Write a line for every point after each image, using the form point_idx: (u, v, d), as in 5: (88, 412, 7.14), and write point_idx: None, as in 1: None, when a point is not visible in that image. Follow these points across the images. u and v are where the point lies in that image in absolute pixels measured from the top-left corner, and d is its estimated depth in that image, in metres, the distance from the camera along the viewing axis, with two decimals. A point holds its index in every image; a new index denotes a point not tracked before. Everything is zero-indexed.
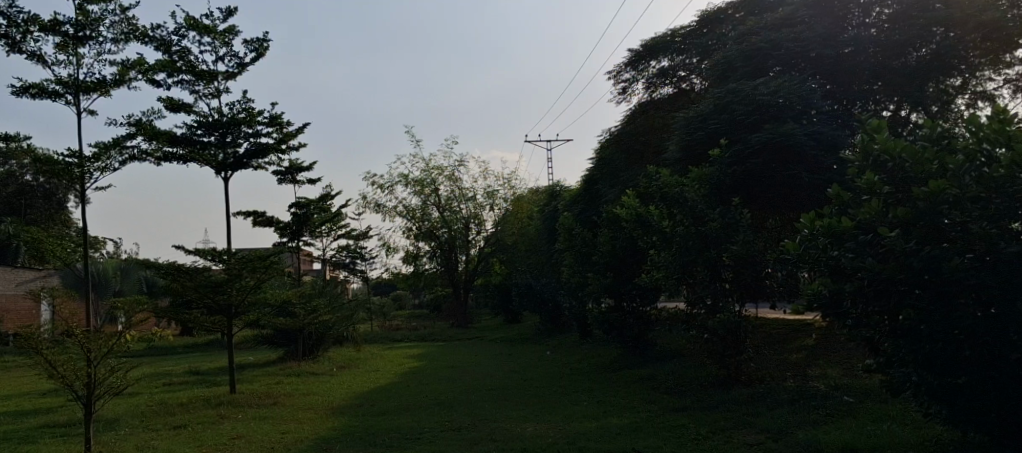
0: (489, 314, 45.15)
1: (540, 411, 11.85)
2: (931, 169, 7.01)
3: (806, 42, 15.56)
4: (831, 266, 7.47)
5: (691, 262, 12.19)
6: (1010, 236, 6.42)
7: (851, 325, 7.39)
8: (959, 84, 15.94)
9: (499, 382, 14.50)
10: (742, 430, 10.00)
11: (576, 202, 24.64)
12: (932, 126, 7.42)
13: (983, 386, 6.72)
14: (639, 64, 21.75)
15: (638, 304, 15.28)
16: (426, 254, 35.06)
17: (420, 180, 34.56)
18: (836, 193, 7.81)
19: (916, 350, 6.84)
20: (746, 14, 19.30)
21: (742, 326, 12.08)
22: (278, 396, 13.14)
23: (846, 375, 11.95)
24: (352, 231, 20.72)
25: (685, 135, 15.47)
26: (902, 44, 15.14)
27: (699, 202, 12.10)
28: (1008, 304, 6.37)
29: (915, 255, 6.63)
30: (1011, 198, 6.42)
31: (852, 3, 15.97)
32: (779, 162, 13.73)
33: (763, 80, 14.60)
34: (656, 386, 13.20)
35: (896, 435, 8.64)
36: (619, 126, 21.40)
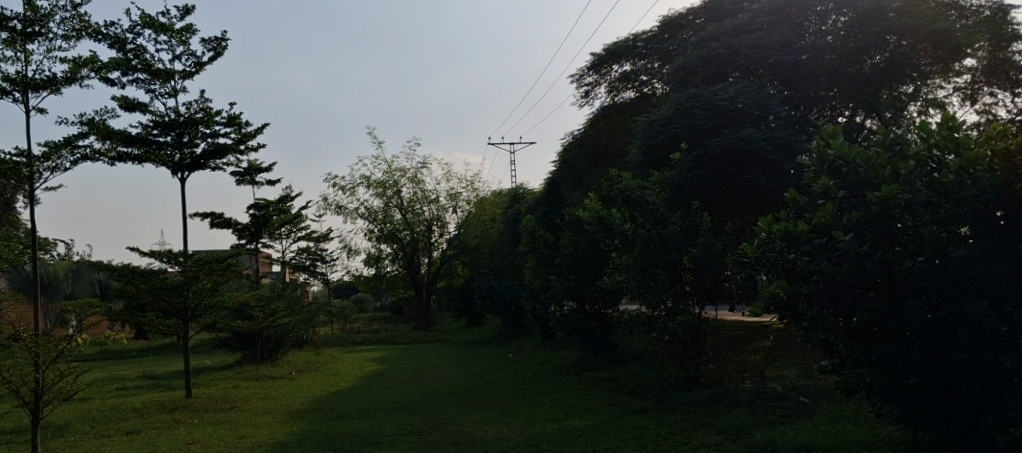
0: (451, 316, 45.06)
1: (501, 413, 11.86)
2: (884, 174, 7.16)
3: (764, 48, 15.84)
4: (787, 269, 7.58)
5: (653, 264, 12.30)
6: (959, 240, 6.60)
7: (806, 326, 7.50)
8: (911, 92, 16.29)
9: (461, 385, 14.49)
10: (701, 431, 10.12)
11: (539, 205, 24.70)
12: (885, 132, 7.61)
13: (932, 386, 6.89)
14: (601, 67, 21.90)
15: (600, 307, 15.37)
16: (388, 257, 34.77)
17: (382, 182, 34.36)
18: (792, 197, 7.92)
19: (869, 352, 6.96)
20: (706, 20, 19.57)
21: (702, 328, 12.24)
22: (236, 400, 12.95)
23: (802, 376, 12.18)
24: (312, 233, 20.50)
25: (646, 139, 15.61)
26: (857, 51, 15.50)
27: (660, 205, 12.23)
28: (956, 305, 6.53)
29: (869, 258, 6.75)
30: (960, 203, 6.59)
31: (809, 9, 16.28)
32: (738, 167, 13.93)
33: (723, 86, 14.82)
34: (618, 387, 13.28)
35: (849, 434, 8.83)
36: (581, 129, 21.53)
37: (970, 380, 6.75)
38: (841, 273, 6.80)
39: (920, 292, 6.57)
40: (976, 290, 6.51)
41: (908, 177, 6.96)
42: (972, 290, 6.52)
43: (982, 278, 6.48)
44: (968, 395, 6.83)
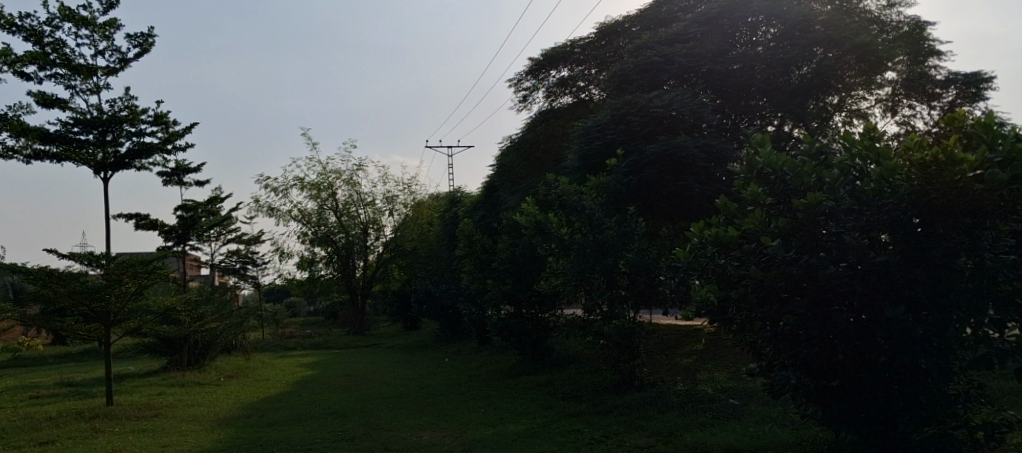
0: (387, 321, 44.66)
1: (436, 418, 11.76)
2: (810, 182, 7.34)
3: (697, 58, 16.19)
4: (717, 273, 7.71)
5: (589, 269, 12.37)
6: (880, 247, 6.85)
7: (736, 330, 7.67)
8: (836, 103, 17.02)
9: (396, 390, 14.33)
10: (634, 433, 10.23)
11: (476, 209, 24.72)
12: (811, 142, 7.78)
13: (854, 387, 7.11)
14: (539, 73, 22.03)
15: (537, 311, 15.44)
16: (322, 260, 34.10)
17: (316, 184, 33.87)
18: (723, 204, 7.97)
19: (795, 354, 7.14)
20: (641, 28, 19.92)
21: (636, 332, 12.41)
22: (159, 408, 12.53)
23: (731, 379, 12.48)
24: (242, 235, 20.02)
25: (583, 145, 15.74)
26: (785, 62, 15.97)
27: (596, 209, 12.35)
28: (876, 310, 6.76)
29: (794, 264, 6.93)
30: (878, 211, 6.79)
31: (740, 21, 16.67)
32: (673, 173, 14.19)
33: (658, 93, 15.11)
34: (554, 391, 13.34)
35: (774, 435, 9.05)
36: (519, 134, 21.62)
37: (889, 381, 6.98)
38: (768, 278, 6.96)
39: (842, 296, 6.76)
40: (894, 295, 6.73)
41: (832, 184, 7.16)
42: (891, 294, 6.76)
43: (901, 283, 6.71)
44: (887, 396, 7.07)
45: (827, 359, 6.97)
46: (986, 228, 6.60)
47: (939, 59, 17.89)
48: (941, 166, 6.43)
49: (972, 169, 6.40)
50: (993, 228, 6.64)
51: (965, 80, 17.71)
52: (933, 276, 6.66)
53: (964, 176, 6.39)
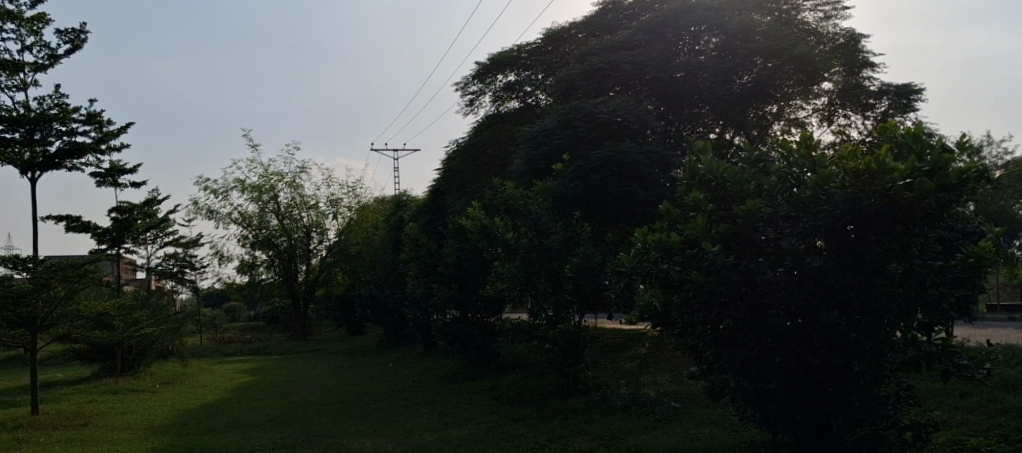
0: (330, 326, 44.08)
1: (378, 424, 11.61)
2: (749, 189, 7.48)
3: (643, 65, 16.45)
4: (660, 278, 7.77)
5: (535, 273, 12.37)
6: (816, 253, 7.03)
7: (678, 334, 7.76)
8: (775, 111, 17.48)
9: (339, 395, 14.11)
10: (578, 437, 10.27)
11: (421, 213, 24.56)
12: (750, 150, 7.94)
13: (792, 389, 7.24)
14: (486, 77, 22.11)
15: (483, 315, 15.51)
16: (263, 264, 33.47)
17: (258, 186, 33.25)
18: (665, 210, 8.10)
19: (735, 358, 7.25)
20: (587, 35, 20.17)
21: (581, 336, 12.47)
22: (90, 416, 12.09)
23: (673, 382, 12.65)
24: (180, 238, 19.51)
25: (530, 150, 15.78)
26: (728, 71, 16.37)
27: (542, 214, 12.41)
28: (812, 314, 6.89)
29: (734, 268, 7.01)
30: (814, 218, 6.94)
31: (683, 30, 16.98)
32: (617, 179, 14.35)
33: (603, 100, 15.33)
34: (498, 396, 13.31)
35: (714, 437, 9.19)
36: (466, 137, 21.62)
37: (824, 384, 7.15)
38: (709, 283, 7.03)
39: (780, 301, 6.90)
40: (829, 299, 6.91)
41: (771, 191, 7.32)
42: (827, 299, 6.89)
43: (836, 287, 6.84)
44: (821, 398, 7.24)
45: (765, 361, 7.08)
46: (915, 235, 6.82)
47: (872, 70, 18.45)
48: (873, 174, 6.62)
49: (903, 177, 6.56)
50: (921, 235, 6.87)
51: (895, 92, 17.86)
52: (866, 282, 6.85)
53: (895, 184, 6.56)
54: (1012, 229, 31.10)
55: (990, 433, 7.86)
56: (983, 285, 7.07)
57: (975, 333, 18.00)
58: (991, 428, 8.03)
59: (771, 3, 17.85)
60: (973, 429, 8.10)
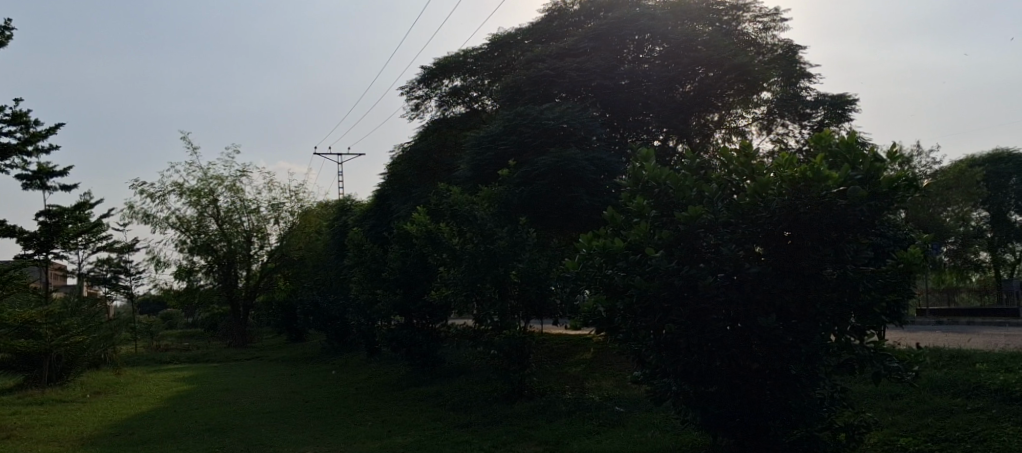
0: (271, 333, 43.26)
1: (320, 433, 11.42)
2: (690, 196, 7.56)
3: (588, 73, 16.64)
4: (605, 284, 7.79)
5: (480, 279, 12.32)
6: (754, 259, 7.13)
7: (621, 338, 7.81)
8: (716, 120, 17.91)
9: (280, 404, 13.84)
10: (522, 443, 10.26)
11: (366, 218, 24.31)
12: (691, 157, 8.07)
13: (730, 393, 7.35)
14: (432, 81, 22.00)
15: (427, 322, 15.31)
16: (202, 269, 32.64)
17: (197, 190, 32.43)
18: (610, 215, 8.16)
19: (677, 362, 7.33)
20: (533, 41, 20.33)
21: (527, 342, 12.47)
22: (14, 429, 11.59)
23: (617, 386, 12.77)
24: (114, 244, 18.88)
25: (475, 155, 15.76)
26: (670, 80, 16.73)
27: (488, 220, 12.37)
28: (750, 318, 7.00)
29: (676, 274, 7.03)
30: (753, 224, 7.03)
31: (628, 38, 17.21)
32: (562, 185, 14.43)
33: (548, 106, 15.59)
34: (443, 402, 13.22)
35: (656, 441, 9.26)
36: (411, 142, 21.54)
37: (763, 387, 7.27)
38: (652, 288, 7.06)
39: (721, 305, 6.98)
40: (767, 304, 7.02)
41: (711, 198, 7.41)
42: (764, 304, 7.01)
43: (773, 293, 6.97)
44: (760, 401, 7.36)
45: (705, 366, 7.16)
46: (849, 242, 7.00)
47: (810, 81, 19.00)
48: (810, 182, 6.74)
49: (837, 185, 6.72)
50: (854, 242, 7.05)
51: (831, 102, 18.42)
52: (803, 286, 6.99)
53: (830, 192, 6.70)
54: (939, 235, 32.52)
55: (918, 433, 8.12)
56: (911, 290, 7.30)
57: (905, 336, 18.65)
58: (919, 428, 8.29)
59: (711, 14, 18.32)
60: (903, 429, 8.34)
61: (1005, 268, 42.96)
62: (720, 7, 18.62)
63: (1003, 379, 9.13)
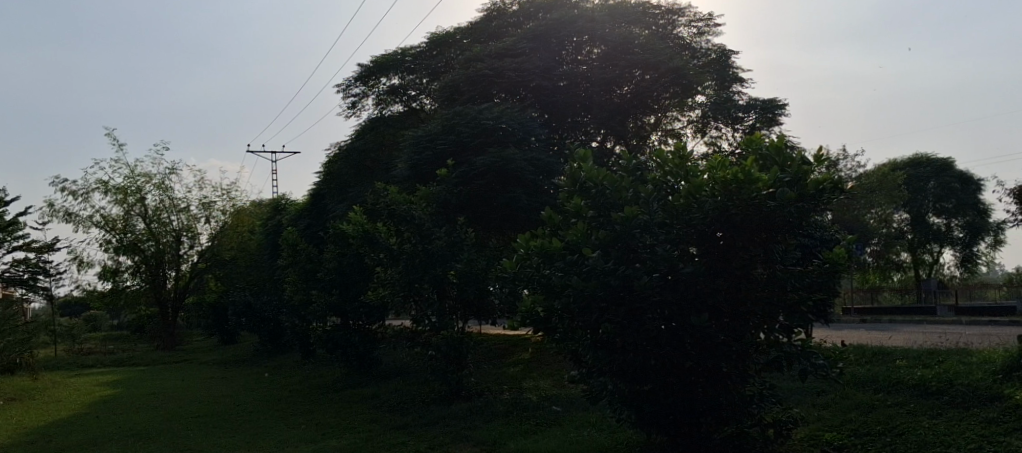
0: (202, 335, 42.04)
1: (251, 437, 11.14)
2: (627, 196, 7.62)
3: (526, 73, 16.72)
4: (542, 283, 7.80)
5: (417, 279, 12.19)
6: (688, 259, 7.21)
7: (558, 338, 7.84)
8: (653, 122, 18.19)
9: (208, 408, 13.45)
10: (458, 444, 10.19)
11: (301, 217, 23.88)
12: (628, 158, 8.16)
13: (664, 392, 7.43)
14: (369, 79, 21.74)
15: (364, 322, 15.10)
16: (128, 270, 31.49)
17: (123, 188, 31.26)
18: (548, 216, 8.17)
19: (612, 361, 7.38)
20: (473, 41, 20.33)
21: (465, 342, 12.42)
22: None
23: (554, 386, 12.83)
24: (32, 244, 18.01)
25: (413, 154, 15.64)
26: (607, 81, 17.00)
27: (426, 219, 12.24)
28: (684, 318, 7.08)
29: (613, 274, 7.06)
30: (687, 225, 7.10)
31: (566, 39, 17.37)
32: (501, 185, 14.45)
33: (487, 106, 15.65)
34: (379, 404, 13.06)
35: (591, 440, 9.28)
36: (348, 141, 21.26)
37: (696, 384, 7.36)
38: (589, 288, 7.07)
39: (656, 305, 7.04)
40: (701, 304, 7.12)
41: (646, 199, 7.48)
42: (697, 303, 7.09)
43: (706, 292, 7.05)
44: (694, 399, 7.44)
45: (640, 364, 7.23)
46: (778, 242, 7.16)
47: (743, 85, 19.49)
48: (740, 184, 6.80)
49: (765, 187, 6.81)
50: (784, 242, 7.19)
51: (762, 106, 18.94)
52: (735, 286, 7.11)
53: (759, 194, 6.79)
54: (862, 236, 33.83)
55: (842, 428, 8.38)
56: (836, 288, 7.54)
57: (832, 335, 19.24)
58: (844, 423, 8.54)
59: (648, 18, 18.65)
60: (828, 425, 8.59)
61: (923, 268, 44.93)
62: (656, 11, 18.97)
63: (920, 375, 9.51)
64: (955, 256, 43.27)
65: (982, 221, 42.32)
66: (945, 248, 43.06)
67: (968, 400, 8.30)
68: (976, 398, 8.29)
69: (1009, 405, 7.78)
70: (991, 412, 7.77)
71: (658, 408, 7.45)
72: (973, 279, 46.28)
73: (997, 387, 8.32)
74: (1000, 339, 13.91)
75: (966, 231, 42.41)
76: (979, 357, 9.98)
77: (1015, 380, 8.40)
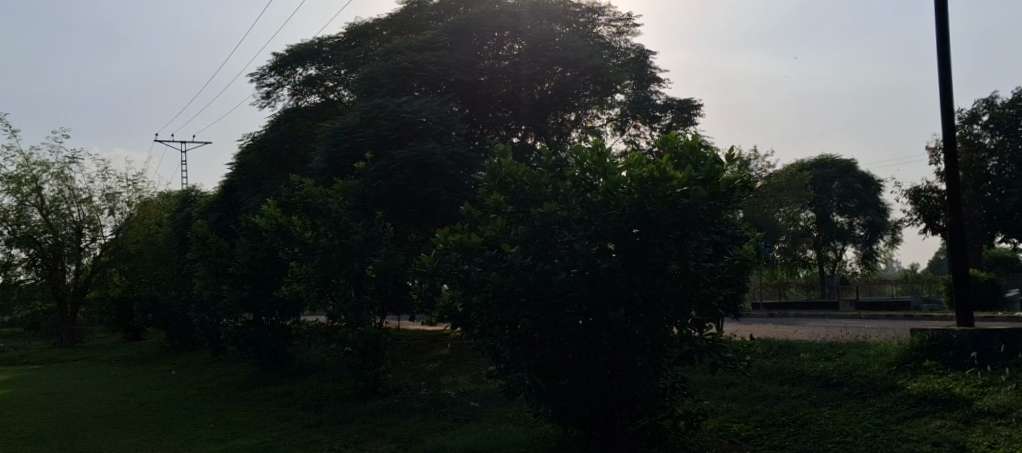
0: (105, 333, 40.16)
1: (154, 437, 10.67)
2: (546, 192, 7.63)
3: (447, 67, 16.63)
4: (460, 279, 7.72)
5: (334, 273, 11.93)
6: (606, 255, 7.23)
7: (476, 334, 7.76)
8: (573, 119, 18.36)
9: (108, 408, 12.81)
10: (374, 441, 10.04)
11: (211, 210, 23.05)
12: (547, 154, 8.15)
13: (581, 386, 7.47)
14: (284, 68, 21.19)
15: (277, 318, 14.71)
16: (21, 263, 29.73)
17: (16, 177, 29.47)
18: (467, 211, 8.09)
19: (530, 356, 7.36)
20: (392, 33, 20.11)
21: (382, 339, 12.23)
22: None
23: (472, 381, 12.81)
24: None
25: (330, 147, 15.35)
26: (529, 78, 17.13)
27: (344, 214, 12.00)
28: (602, 313, 7.11)
29: (531, 270, 7.04)
30: (606, 221, 7.13)
31: (487, 35, 17.45)
32: (420, 179, 14.32)
33: (406, 99, 15.46)
34: (293, 402, 12.74)
35: (508, 435, 9.26)
36: (263, 132, 20.70)
37: (611, 379, 7.43)
38: (507, 283, 7.04)
39: (573, 300, 7.06)
40: (618, 299, 7.17)
41: (566, 195, 7.50)
42: (614, 298, 7.12)
43: (623, 288, 7.08)
44: (610, 393, 7.49)
45: (557, 358, 7.26)
46: (692, 239, 7.27)
47: (660, 85, 19.92)
48: (655, 182, 6.88)
49: (680, 185, 6.92)
50: (697, 239, 7.31)
51: (679, 106, 19.40)
52: (650, 281, 7.19)
53: (674, 191, 6.89)
54: (771, 233, 35.25)
55: (750, 419, 8.64)
56: (745, 284, 7.78)
57: (743, 328, 19.91)
58: (750, 414, 8.81)
59: (568, 15, 18.85)
60: (735, 416, 8.86)
61: (827, 265, 47.07)
62: (576, 10, 19.19)
63: (822, 367, 9.92)
64: (856, 254, 45.52)
65: (881, 220, 45.00)
66: (847, 245, 45.24)
67: (865, 391, 8.71)
68: (873, 388, 8.71)
69: (901, 395, 8.20)
70: (885, 402, 8.18)
71: (574, 402, 7.48)
72: (873, 275, 48.79)
73: (891, 378, 8.77)
74: (895, 332, 14.64)
75: (867, 229, 44.84)
76: (875, 350, 10.49)
77: (907, 371, 8.86)
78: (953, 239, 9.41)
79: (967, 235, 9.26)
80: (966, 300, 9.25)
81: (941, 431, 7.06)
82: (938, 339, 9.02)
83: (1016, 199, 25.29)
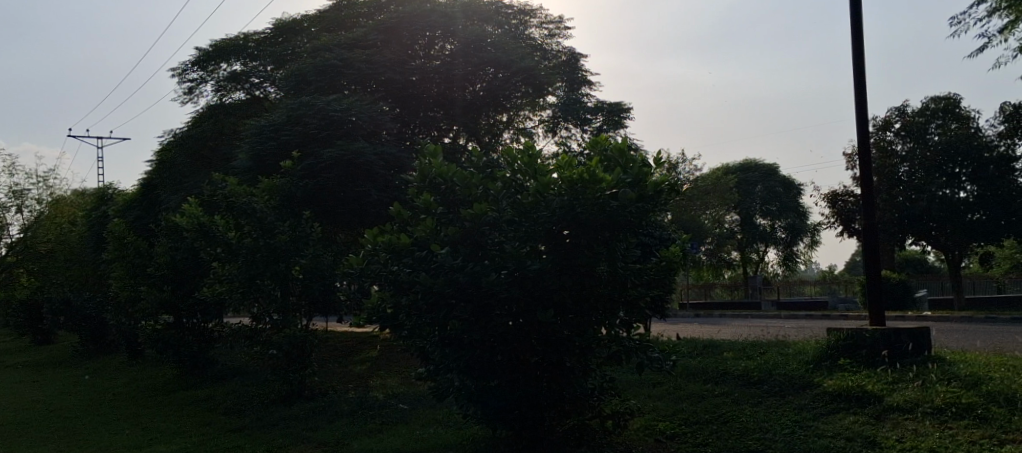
0: (10, 337, 38.07)
1: (66, 445, 10.15)
2: (476, 192, 7.57)
3: (376, 66, 16.47)
4: (390, 279, 7.59)
5: (259, 274, 11.56)
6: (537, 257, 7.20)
7: (405, 335, 7.65)
8: (505, 121, 18.33)
9: (16, 415, 12.14)
10: (300, 444, 9.82)
11: (129, 209, 22.16)
12: (477, 155, 8.11)
13: (511, 387, 7.42)
14: (207, 64, 20.66)
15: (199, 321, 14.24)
16: None
17: None
18: (396, 211, 7.97)
19: (460, 358, 7.26)
20: (320, 29, 19.77)
21: (308, 341, 11.96)
22: None
23: (401, 383, 12.67)
24: None
25: (256, 145, 14.96)
26: (461, 78, 17.05)
27: (269, 214, 11.66)
28: (531, 313, 7.09)
29: (461, 271, 6.97)
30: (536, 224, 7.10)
31: (418, 34, 17.32)
32: (349, 178, 14.08)
33: (335, 98, 15.18)
34: (215, 407, 12.32)
35: (436, 437, 9.18)
36: (184, 129, 20.05)
37: (540, 379, 7.43)
38: (438, 285, 6.94)
39: (503, 301, 7.01)
40: (548, 300, 7.14)
41: (496, 196, 7.44)
42: (544, 299, 7.10)
43: (552, 289, 7.07)
44: (539, 393, 7.48)
45: (487, 360, 7.18)
46: (620, 241, 7.31)
47: (590, 88, 20.15)
48: (585, 183, 6.88)
49: (609, 187, 6.95)
50: (625, 240, 7.36)
51: (609, 109, 19.66)
52: (580, 283, 7.19)
53: (603, 193, 6.90)
54: (698, 234, 36.20)
55: (676, 417, 8.81)
56: (671, 284, 7.91)
57: (669, 328, 20.26)
58: (675, 413, 8.97)
59: (500, 16, 18.88)
60: (661, 414, 9.01)
61: (750, 266, 48.45)
62: (508, 11, 19.24)
63: (744, 366, 10.20)
64: (777, 255, 47.00)
65: (800, 223, 46.59)
66: (770, 247, 46.55)
67: (784, 388, 9.00)
68: (791, 386, 8.99)
69: (818, 392, 8.48)
70: (803, 399, 8.45)
71: (503, 404, 7.47)
72: (793, 276, 50.46)
73: (808, 376, 9.08)
74: (813, 331, 15.16)
75: (788, 232, 46.40)
76: (794, 348, 10.85)
77: (824, 369, 9.20)
78: (867, 242, 9.79)
79: (879, 239, 9.65)
80: (879, 300, 9.63)
81: (855, 426, 7.32)
82: (853, 338, 9.39)
83: (924, 203, 26.48)
